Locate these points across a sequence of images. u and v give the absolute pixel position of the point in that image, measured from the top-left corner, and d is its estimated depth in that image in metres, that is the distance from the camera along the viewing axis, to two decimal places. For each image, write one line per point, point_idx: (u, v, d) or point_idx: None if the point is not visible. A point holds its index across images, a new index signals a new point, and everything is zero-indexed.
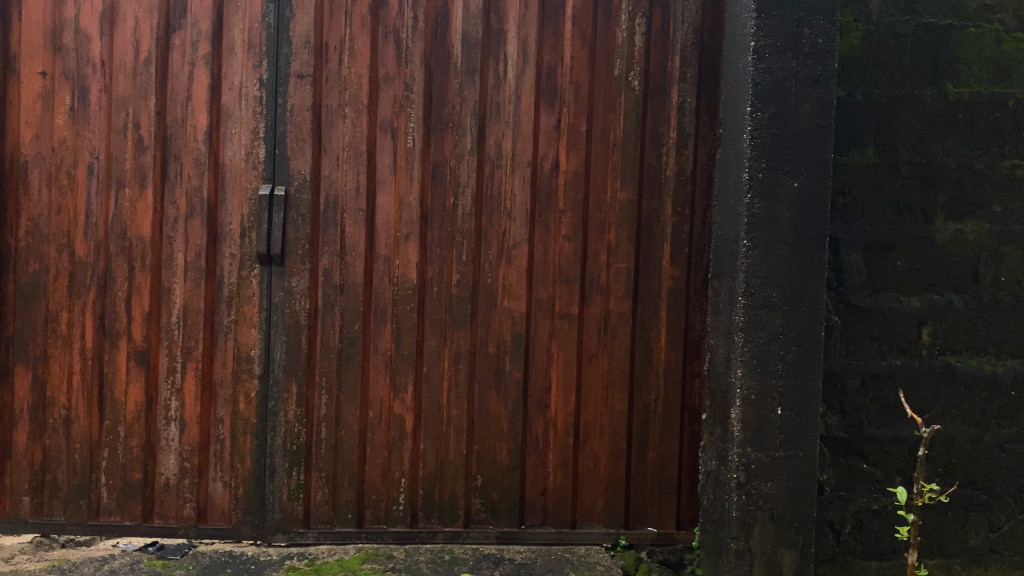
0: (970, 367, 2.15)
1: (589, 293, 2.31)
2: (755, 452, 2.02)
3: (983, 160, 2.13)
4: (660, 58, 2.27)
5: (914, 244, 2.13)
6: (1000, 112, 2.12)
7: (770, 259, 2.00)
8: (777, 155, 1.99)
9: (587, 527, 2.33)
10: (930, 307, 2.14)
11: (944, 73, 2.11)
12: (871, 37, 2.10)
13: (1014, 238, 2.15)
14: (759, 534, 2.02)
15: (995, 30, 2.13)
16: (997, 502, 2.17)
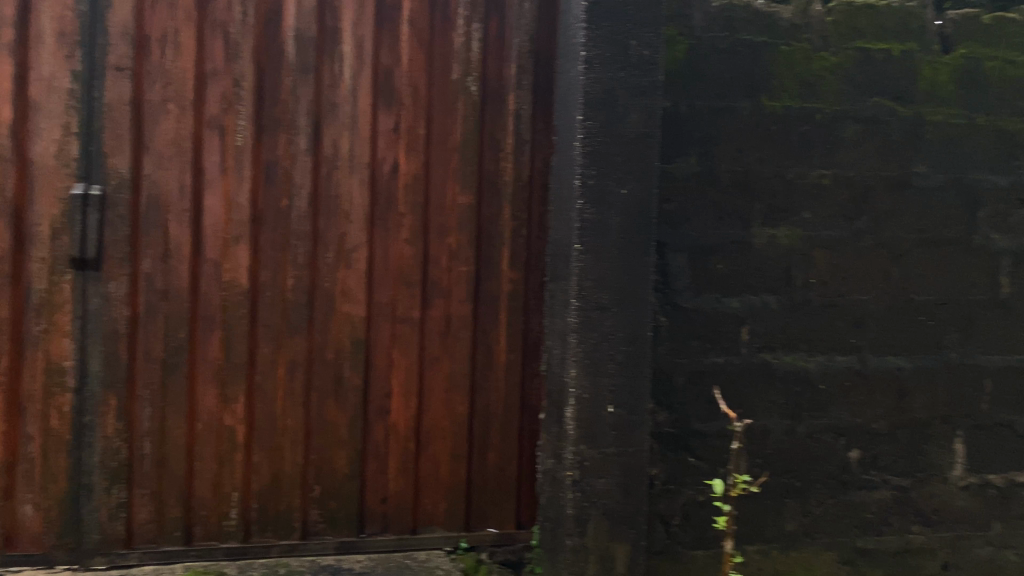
0: (784, 363, 2.30)
1: (429, 297, 2.29)
2: (588, 450, 2.07)
3: (794, 170, 2.28)
4: (497, 63, 2.29)
5: (734, 248, 2.26)
6: (808, 125, 2.29)
7: (601, 263, 2.06)
8: (606, 162, 2.05)
9: (429, 532, 2.32)
10: (748, 308, 2.27)
11: (759, 87, 2.25)
12: (694, 51, 2.21)
13: (822, 242, 2.31)
14: (593, 530, 2.09)
15: (804, 48, 2.28)
16: (809, 488, 2.34)
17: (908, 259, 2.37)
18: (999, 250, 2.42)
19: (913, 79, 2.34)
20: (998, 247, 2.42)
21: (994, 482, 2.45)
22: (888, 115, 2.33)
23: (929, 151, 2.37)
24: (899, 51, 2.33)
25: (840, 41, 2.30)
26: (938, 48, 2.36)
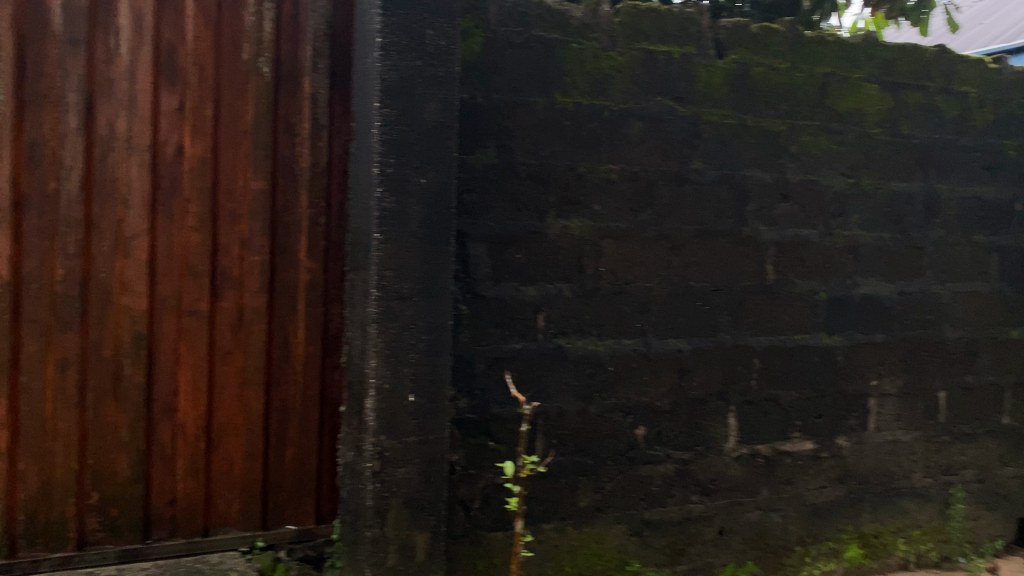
0: (578, 348, 2.41)
1: (220, 287, 2.19)
2: (388, 440, 2.06)
3: (585, 164, 2.39)
4: (291, 46, 2.22)
5: (531, 238, 2.33)
6: (598, 121, 2.40)
7: (400, 252, 2.06)
8: (404, 152, 2.04)
9: (223, 533, 2.22)
10: (544, 296, 2.35)
11: (552, 83, 2.33)
12: (490, 43, 2.24)
13: (611, 233, 2.44)
14: (393, 519, 2.08)
15: (594, 47, 2.38)
16: (601, 466, 2.47)
17: (688, 249, 2.56)
18: (763, 241, 2.67)
19: (691, 81, 2.52)
20: (763, 237, 2.67)
21: (761, 451, 2.72)
22: (669, 115, 2.49)
23: (705, 149, 2.56)
24: (678, 55, 2.50)
25: (626, 42, 2.43)
26: (712, 53, 2.56)
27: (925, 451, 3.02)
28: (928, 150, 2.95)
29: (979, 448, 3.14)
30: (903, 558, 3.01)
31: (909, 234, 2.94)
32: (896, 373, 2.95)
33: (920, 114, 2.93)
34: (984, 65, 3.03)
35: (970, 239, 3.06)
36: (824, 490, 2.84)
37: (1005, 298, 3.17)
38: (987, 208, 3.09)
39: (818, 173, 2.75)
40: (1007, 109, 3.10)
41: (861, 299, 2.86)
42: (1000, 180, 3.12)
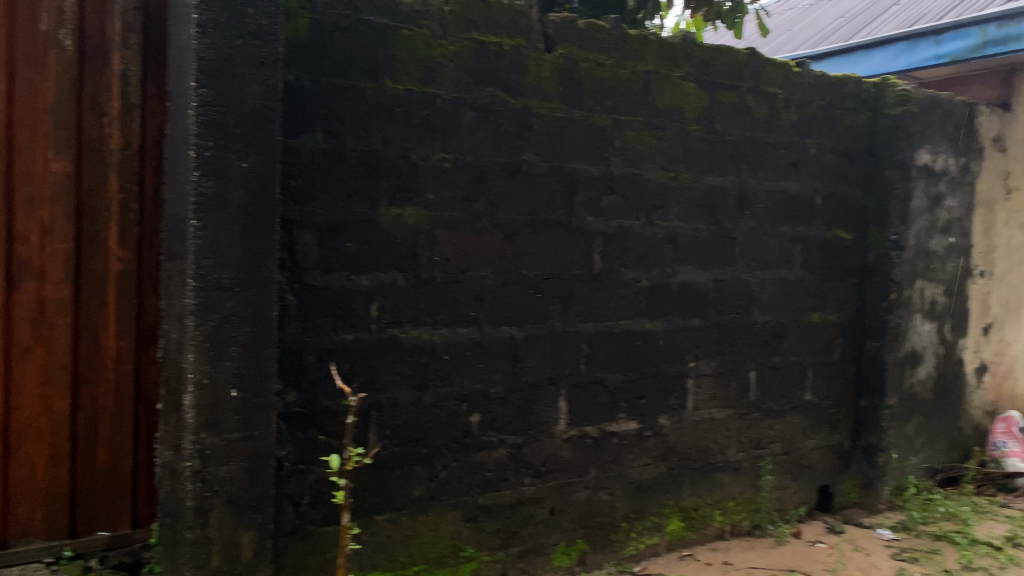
0: (411, 337, 2.40)
1: (16, 278, 2.00)
2: (210, 437, 1.98)
3: (417, 152, 2.37)
4: (97, 18, 2.06)
5: (361, 226, 2.29)
6: (430, 109, 2.39)
7: (220, 240, 1.97)
8: (224, 134, 1.95)
9: (24, 545, 2.05)
10: (376, 285, 2.32)
11: (382, 68, 2.30)
12: (317, 25, 2.18)
13: (444, 222, 2.44)
14: (216, 519, 2.00)
15: (425, 35, 2.37)
16: (434, 455, 2.48)
17: (519, 238, 2.60)
18: (591, 231, 2.76)
19: (520, 73, 2.56)
20: (590, 228, 2.76)
21: (590, 433, 2.83)
22: (500, 105, 2.52)
23: (535, 141, 2.61)
24: (508, 46, 2.53)
25: (457, 30, 2.43)
26: (541, 46, 2.61)
27: (738, 427, 3.25)
28: (740, 146, 3.16)
29: (784, 422, 3.42)
30: (720, 528, 3.23)
31: (723, 225, 3.14)
32: (712, 356, 3.14)
33: (733, 113, 3.12)
34: (789, 68, 3.27)
35: (777, 230, 3.31)
36: (647, 467, 2.99)
37: (807, 284, 3.46)
38: (791, 201, 3.36)
39: (641, 166, 2.88)
40: (808, 110, 3.37)
41: (680, 286, 3.02)
42: (802, 176, 3.39)
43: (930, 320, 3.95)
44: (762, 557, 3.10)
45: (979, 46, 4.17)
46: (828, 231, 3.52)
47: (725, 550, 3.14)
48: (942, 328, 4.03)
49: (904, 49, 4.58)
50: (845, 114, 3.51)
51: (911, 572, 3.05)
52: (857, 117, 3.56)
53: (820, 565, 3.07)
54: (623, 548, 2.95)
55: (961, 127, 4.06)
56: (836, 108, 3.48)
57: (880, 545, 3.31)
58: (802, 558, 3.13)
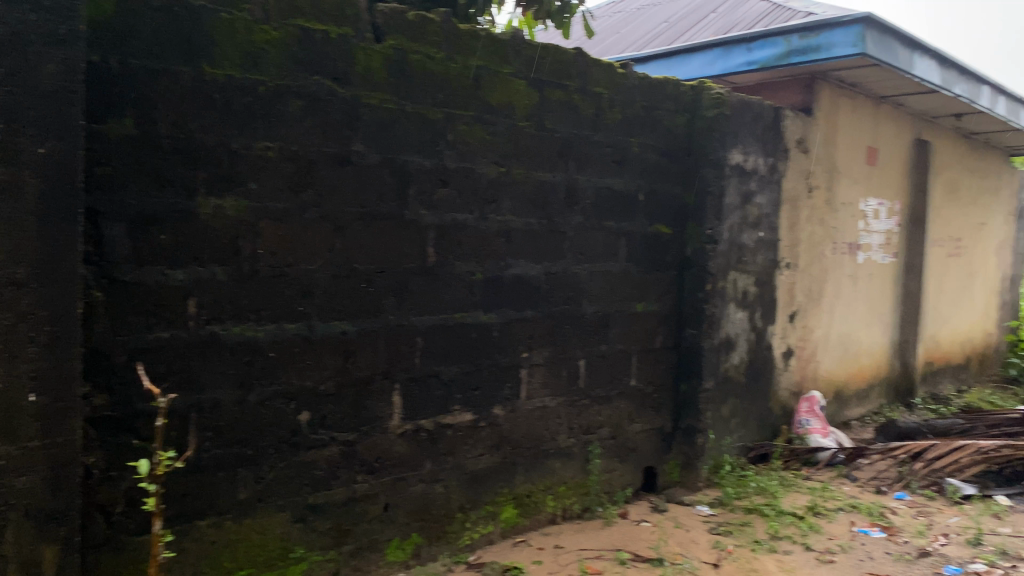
0: (233, 334, 2.31)
1: None
2: (3, 447, 1.82)
3: (239, 140, 2.28)
4: None
5: (177, 218, 2.17)
6: (252, 97, 2.30)
7: (13, 232, 1.80)
8: (16, 116, 1.79)
9: None
10: (194, 280, 2.22)
11: (199, 52, 2.19)
12: (124, 3, 2.05)
13: (269, 214, 2.36)
14: (13, 535, 1.85)
15: (246, 19, 2.27)
16: (260, 455, 2.40)
17: (349, 231, 2.56)
18: (424, 224, 2.76)
19: (349, 63, 2.51)
20: (423, 221, 2.76)
21: (424, 426, 2.83)
22: (327, 95, 2.46)
23: (364, 132, 2.57)
24: (335, 35, 2.47)
25: (280, 16, 2.35)
26: (370, 36, 2.57)
27: (568, 414, 3.36)
28: (568, 143, 3.26)
29: (611, 408, 3.57)
30: (552, 513, 3.33)
31: (553, 219, 3.22)
32: (544, 346, 3.23)
33: (561, 110, 3.21)
34: (614, 69, 3.39)
35: (604, 225, 3.45)
36: (481, 458, 3.03)
37: (632, 276, 3.62)
38: (616, 197, 3.50)
39: (473, 160, 2.90)
40: (632, 110, 3.53)
41: (513, 279, 3.08)
42: (627, 173, 3.54)
43: (743, 309, 4.25)
44: (591, 539, 3.22)
45: (784, 54, 4.54)
46: (651, 226, 3.70)
47: (556, 534, 3.23)
48: (753, 316, 4.35)
49: (719, 54, 4.88)
50: (666, 114, 3.70)
51: (725, 544, 3.27)
52: (676, 118, 3.76)
53: (644, 543, 3.22)
54: (458, 539, 2.97)
55: (769, 130, 4.38)
56: (657, 108, 3.65)
57: (698, 521, 3.52)
58: (628, 536, 3.28)
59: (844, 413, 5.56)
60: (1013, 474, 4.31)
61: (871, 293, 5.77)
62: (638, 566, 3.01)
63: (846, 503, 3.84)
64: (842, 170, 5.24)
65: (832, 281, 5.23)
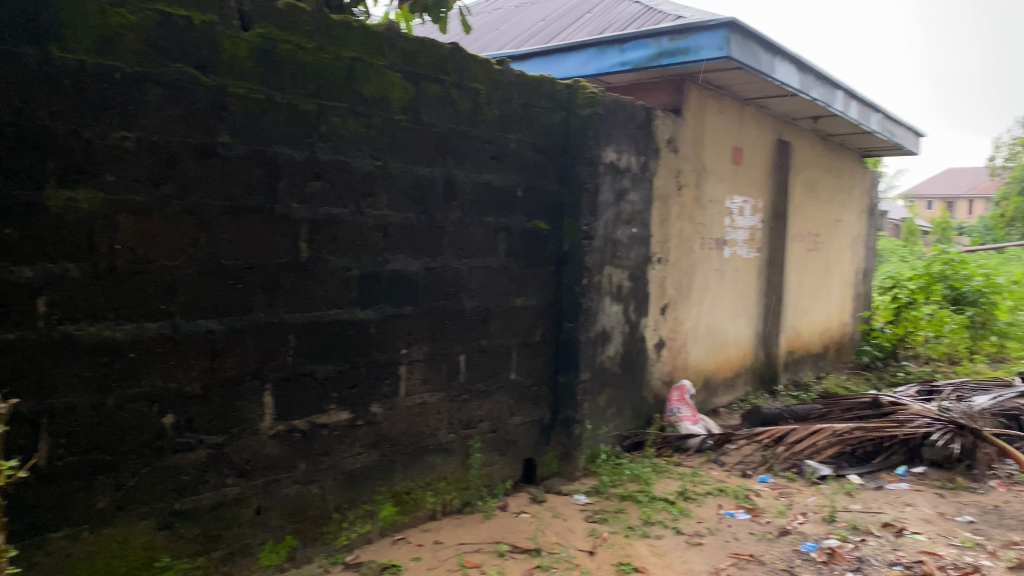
0: (88, 334, 2.18)
1: None
2: None
3: (92, 129, 2.16)
4: None
5: (23, 211, 2.04)
6: (107, 83, 2.18)
7: None
8: None
9: None
10: (44, 277, 2.08)
11: (45, 35, 2.05)
12: None
13: (128, 207, 2.24)
14: None
15: (99, 1, 2.15)
16: (120, 461, 2.28)
17: (216, 225, 2.46)
18: (296, 219, 2.69)
19: (213, 51, 2.41)
20: (295, 215, 2.69)
21: (298, 426, 2.76)
22: (191, 83, 2.36)
23: (231, 123, 2.48)
24: (199, 21, 2.37)
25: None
26: (236, 24, 2.48)
27: (448, 410, 3.35)
28: (445, 138, 3.25)
29: (491, 402, 3.59)
30: (432, 508, 3.32)
31: (431, 214, 3.21)
32: (423, 342, 3.21)
33: (437, 104, 3.20)
34: (490, 66, 3.40)
35: (482, 220, 3.46)
36: (358, 457, 2.99)
37: (510, 271, 3.66)
38: (494, 193, 3.52)
39: (347, 153, 2.85)
40: (509, 107, 3.55)
41: (390, 275, 3.05)
42: (504, 169, 3.56)
43: (618, 303, 4.37)
44: (470, 533, 3.23)
45: (655, 56, 4.69)
46: (529, 222, 3.75)
47: (436, 530, 3.23)
48: (628, 309, 4.48)
49: (594, 54, 4.97)
50: (542, 112, 3.74)
51: (600, 532, 3.35)
52: (552, 115, 3.81)
53: (522, 534, 3.26)
54: (335, 539, 2.92)
55: (641, 129, 4.51)
56: (533, 105, 3.69)
57: (576, 510, 3.60)
58: (507, 529, 3.31)
59: (713, 401, 5.81)
60: (863, 454, 4.61)
61: (737, 286, 6.05)
62: (516, 557, 3.04)
63: (715, 487, 4.01)
64: (710, 169, 5.46)
65: (701, 275, 5.45)
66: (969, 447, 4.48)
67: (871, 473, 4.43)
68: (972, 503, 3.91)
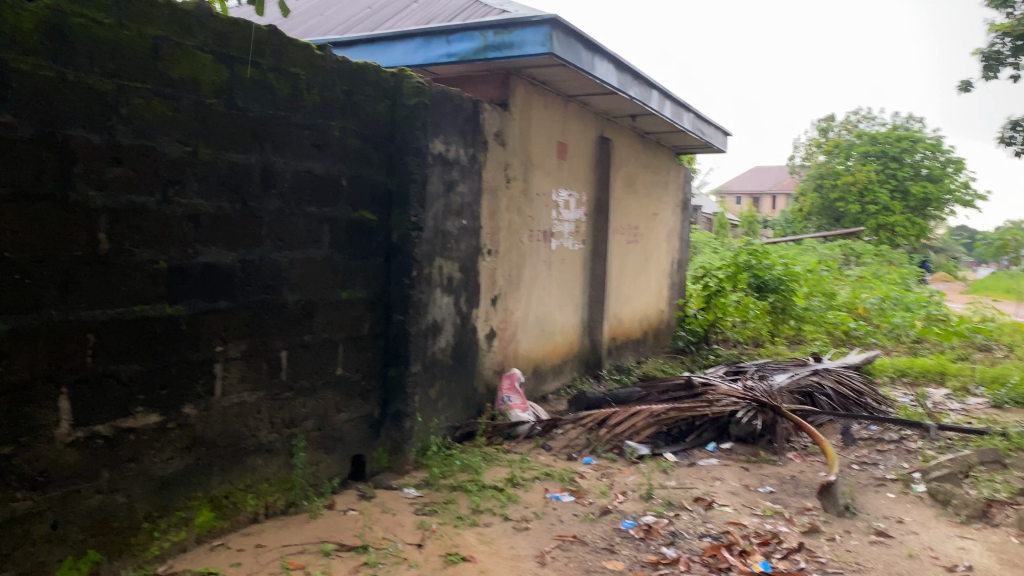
0: None
1: None
2: None
3: None
4: None
5: None
6: None
7: None
8: None
9: None
10: None
11: None
12: None
13: None
14: None
15: None
16: None
17: None
18: (94, 207, 2.47)
19: None
20: (93, 203, 2.48)
21: (100, 432, 2.55)
22: None
23: (15, 101, 2.25)
24: None
25: None
26: None
27: (269, 408, 3.22)
28: (262, 124, 3.11)
29: (316, 398, 3.49)
30: (254, 511, 3.17)
31: (248, 204, 3.06)
32: (241, 338, 3.06)
33: (253, 89, 3.05)
34: (311, 51, 3.29)
35: (304, 210, 3.35)
36: (170, 461, 2.80)
37: (335, 263, 3.56)
38: (316, 182, 3.41)
39: (152, 138, 2.66)
40: (331, 94, 3.45)
41: (203, 267, 2.88)
42: (327, 158, 3.46)
43: (447, 294, 4.37)
44: (294, 534, 3.12)
45: (480, 49, 4.71)
46: (355, 212, 3.67)
47: (258, 533, 3.09)
48: (457, 301, 4.50)
49: (420, 45, 4.90)
50: (366, 100, 3.66)
51: (429, 524, 3.34)
52: (377, 104, 3.74)
53: (350, 532, 3.19)
54: (145, 550, 2.72)
55: (468, 121, 4.53)
56: (357, 94, 3.61)
57: (405, 504, 3.57)
58: (334, 527, 3.22)
59: (542, 388, 5.95)
60: (678, 433, 4.87)
61: (563, 276, 6.22)
62: (342, 556, 2.97)
63: (541, 472, 4.11)
64: (536, 162, 5.57)
65: (529, 267, 5.55)
66: (770, 422, 4.84)
67: (685, 450, 4.70)
68: (773, 475, 4.24)
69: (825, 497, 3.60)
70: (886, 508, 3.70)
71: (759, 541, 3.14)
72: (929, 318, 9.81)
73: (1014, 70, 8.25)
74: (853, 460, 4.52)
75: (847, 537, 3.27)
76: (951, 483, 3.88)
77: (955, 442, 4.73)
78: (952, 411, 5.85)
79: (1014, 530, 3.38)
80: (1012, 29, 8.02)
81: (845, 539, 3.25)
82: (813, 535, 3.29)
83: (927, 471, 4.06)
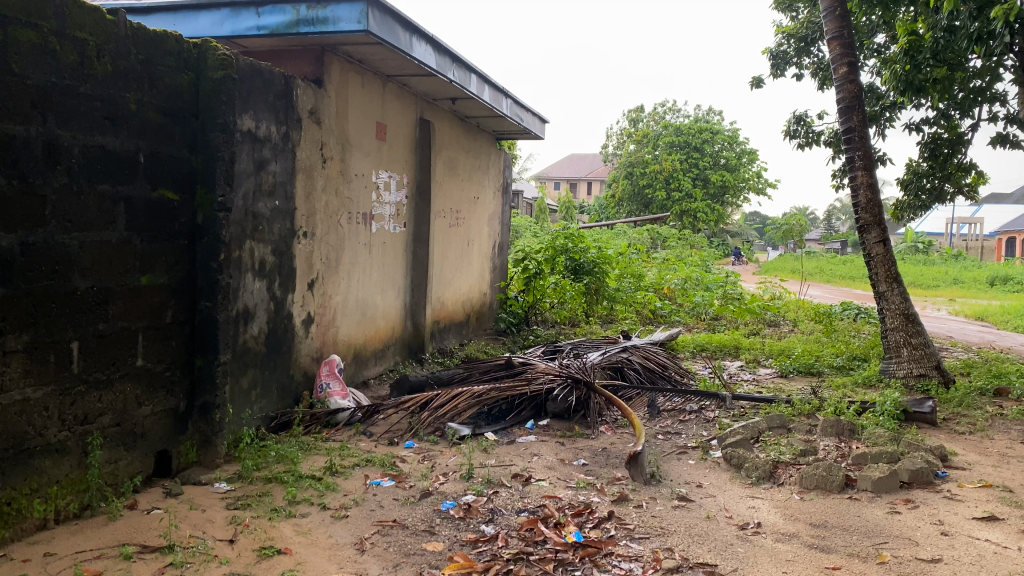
0: None
1: None
2: None
3: None
4: None
5: None
6: None
7: None
8: None
9: None
10: None
11: None
12: None
13: None
14: None
15: None
16: None
17: None
18: None
19: None
20: None
21: None
22: None
23: None
24: None
25: None
26: None
27: (58, 405, 2.94)
28: (44, 93, 2.82)
29: (113, 392, 3.23)
30: (41, 518, 2.89)
31: (29, 181, 2.78)
32: (23, 329, 2.78)
33: (32, 54, 2.76)
34: (100, 14, 3.02)
35: (96, 189, 3.08)
36: None
37: (132, 246, 3.31)
38: (108, 158, 3.14)
39: None
40: (125, 63, 3.18)
41: None
42: (121, 132, 3.20)
43: (259, 278, 4.20)
44: (90, 539, 2.89)
45: (292, 23, 4.51)
46: (154, 191, 3.42)
47: (48, 540, 2.83)
48: (271, 285, 4.33)
49: (227, 15, 4.63)
50: (166, 72, 3.42)
51: (242, 518, 3.20)
52: (179, 77, 3.49)
53: (153, 532, 3.00)
54: None
55: (280, 98, 4.34)
56: (154, 64, 3.35)
57: (215, 499, 3.39)
58: (135, 528, 3.01)
59: (363, 373, 5.85)
60: (498, 412, 4.95)
61: (384, 260, 6.14)
62: (145, 558, 2.78)
63: (362, 459, 4.04)
64: (354, 143, 5.44)
65: (348, 250, 5.42)
66: (584, 398, 5.04)
67: (505, 429, 4.78)
68: (586, 448, 4.42)
69: (632, 467, 3.78)
70: (687, 474, 3.96)
71: (573, 513, 3.26)
72: (725, 297, 10.60)
73: (798, 69, 9.03)
74: (659, 430, 4.80)
75: (653, 503, 3.48)
76: (743, 447, 4.20)
77: (747, 409, 5.15)
78: (745, 382, 6.35)
79: (796, 487, 3.72)
80: (796, 31, 8.78)
81: (651, 505, 3.45)
82: (622, 503, 3.46)
83: (723, 438, 4.38)
